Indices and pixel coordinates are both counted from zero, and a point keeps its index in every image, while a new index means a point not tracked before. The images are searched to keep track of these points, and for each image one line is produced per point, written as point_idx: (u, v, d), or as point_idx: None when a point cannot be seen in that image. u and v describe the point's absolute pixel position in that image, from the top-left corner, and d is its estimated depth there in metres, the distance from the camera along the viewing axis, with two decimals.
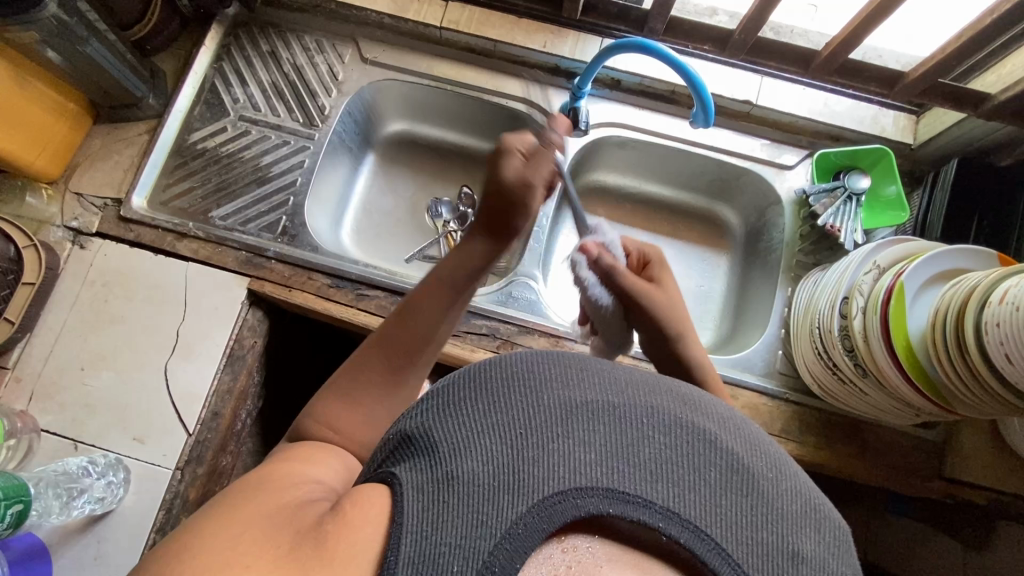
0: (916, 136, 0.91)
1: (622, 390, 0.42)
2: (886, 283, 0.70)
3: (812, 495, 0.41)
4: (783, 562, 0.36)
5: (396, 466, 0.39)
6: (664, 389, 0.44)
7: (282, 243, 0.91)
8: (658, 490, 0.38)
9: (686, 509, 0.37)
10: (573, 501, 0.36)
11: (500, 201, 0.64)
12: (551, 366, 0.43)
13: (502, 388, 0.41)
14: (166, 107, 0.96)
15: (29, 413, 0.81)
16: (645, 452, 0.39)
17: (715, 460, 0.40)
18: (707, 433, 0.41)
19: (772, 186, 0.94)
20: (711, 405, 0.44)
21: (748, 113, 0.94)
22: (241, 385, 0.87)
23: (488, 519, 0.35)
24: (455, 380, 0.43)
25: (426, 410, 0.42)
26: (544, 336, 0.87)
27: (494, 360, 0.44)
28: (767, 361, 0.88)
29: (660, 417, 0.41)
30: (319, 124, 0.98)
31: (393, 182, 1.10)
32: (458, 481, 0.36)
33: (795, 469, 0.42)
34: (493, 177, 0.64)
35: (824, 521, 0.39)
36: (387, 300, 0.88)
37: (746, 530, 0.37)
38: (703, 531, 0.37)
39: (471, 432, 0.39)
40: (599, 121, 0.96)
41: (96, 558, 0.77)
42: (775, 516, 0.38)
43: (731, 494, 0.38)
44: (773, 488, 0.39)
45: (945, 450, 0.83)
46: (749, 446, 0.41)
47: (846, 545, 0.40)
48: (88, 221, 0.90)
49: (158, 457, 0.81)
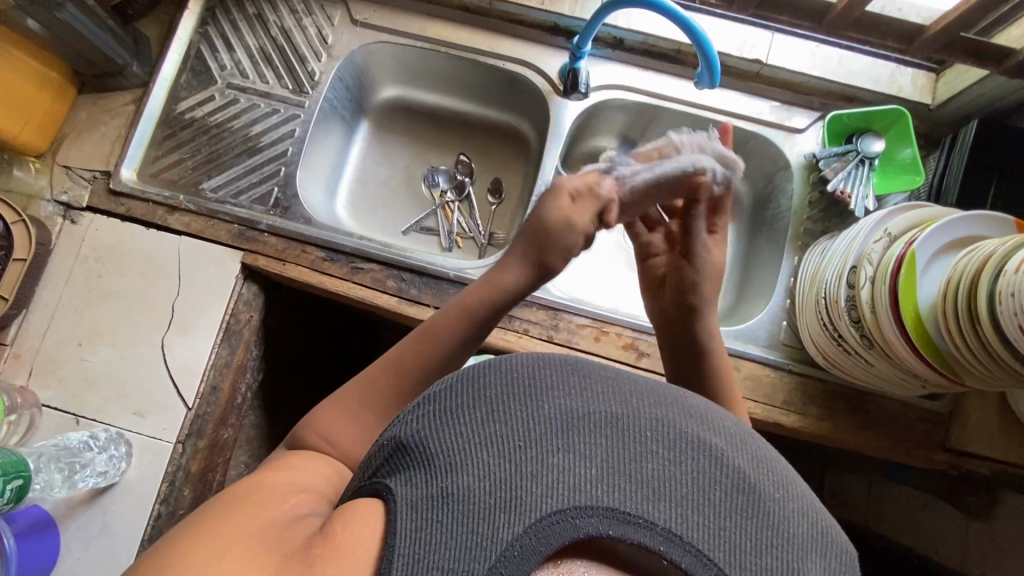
0: (935, 96, 0.86)
1: (626, 401, 0.41)
2: (897, 252, 0.67)
3: (820, 518, 0.40)
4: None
5: (392, 479, 0.39)
6: (669, 399, 0.42)
7: (274, 216, 0.89)
8: (661, 510, 0.37)
9: (687, 531, 0.36)
10: (572, 522, 0.35)
11: (540, 239, 0.67)
12: (553, 376, 0.42)
13: (502, 395, 0.41)
14: (152, 75, 0.92)
15: (29, 388, 0.81)
16: (647, 469, 0.38)
17: (720, 478, 0.38)
18: (714, 448, 0.40)
19: (781, 150, 0.90)
20: (717, 418, 0.43)
21: (757, 73, 0.89)
22: (239, 359, 0.87)
23: (484, 540, 0.34)
24: (454, 384, 0.43)
25: (423, 417, 0.41)
26: (543, 309, 0.85)
27: (494, 364, 0.43)
28: (771, 333, 0.86)
29: (665, 431, 0.40)
30: (310, 91, 0.94)
31: (388, 152, 1.07)
32: (455, 498, 0.36)
33: (803, 490, 0.41)
34: (541, 222, 0.67)
35: (831, 546, 0.38)
36: (382, 273, 0.86)
37: (749, 555, 0.36)
38: (704, 554, 0.36)
39: (469, 443, 0.38)
40: (600, 84, 0.91)
41: (102, 529, 0.78)
42: (779, 540, 0.37)
43: (735, 515, 0.37)
44: (779, 509, 0.38)
45: (951, 420, 0.81)
46: (755, 463, 0.40)
47: (851, 569, 0.38)
48: (78, 195, 0.88)
49: (158, 431, 0.81)
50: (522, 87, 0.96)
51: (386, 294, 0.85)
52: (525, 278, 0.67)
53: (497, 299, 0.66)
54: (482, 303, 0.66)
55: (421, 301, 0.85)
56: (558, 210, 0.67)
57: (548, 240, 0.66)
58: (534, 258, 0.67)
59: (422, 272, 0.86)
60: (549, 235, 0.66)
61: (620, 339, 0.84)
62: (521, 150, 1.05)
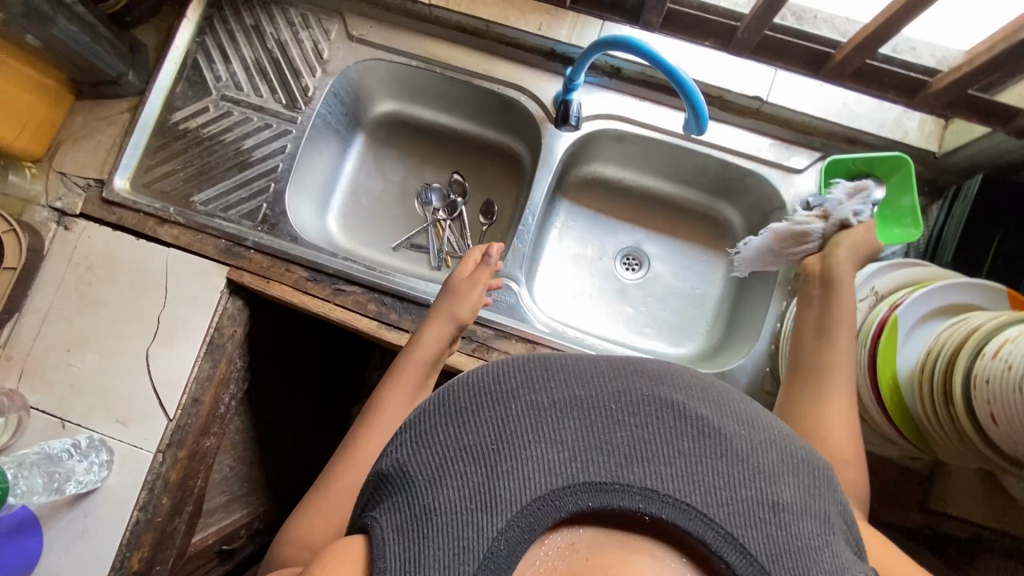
0: (942, 144, 0.82)
1: (587, 379, 0.39)
2: (882, 314, 0.66)
3: (787, 441, 0.38)
4: (765, 514, 0.34)
5: (376, 509, 0.37)
6: (630, 368, 0.40)
7: (262, 232, 0.89)
8: (636, 472, 0.35)
9: (665, 485, 0.35)
10: (552, 505, 0.34)
11: (446, 295, 0.80)
12: (515, 371, 0.40)
13: (469, 402, 0.39)
14: (148, 84, 0.93)
15: (19, 390, 0.84)
16: (616, 437, 0.36)
17: (686, 429, 0.37)
18: (675, 404, 0.38)
19: (777, 190, 0.87)
20: (677, 374, 0.41)
21: (758, 110, 0.87)
22: (221, 372, 0.88)
23: (470, 542, 0.33)
24: (426, 408, 0.41)
25: (402, 443, 0.40)
26: (521, 341, 0.85)
27: (460, 378, 0.42)
28: (754, 379, 0.84)
29: (627, 399, 0.38)
30: (303, 107, 0.94)
31: (383, 166, 1.06)
32: (435, 512, 0.34)
33: (768, 421, 0.39)
34: (453, 286, 0.80)
35: (803, 464, 0.37)
36: (364, 296, 0.86)
37: (724, 490, 0.35)
38: (684, 503, 0.34)
39: (444, 457, 0.36)
40: (592, 114, 0.89)
41: (82, 531, 0.81)
42: (751, 471, 0.36)
43: (706, 458, 0.36)
44: (747, 444, 0.37)
45: (931, 480, 0.80)
46: (718, 408, 0.39)
47: (826, 482, 0.38)
48: (71, 201, 0.89)
49: (140, 440, 0.83)
50: (516, 111, 0.95)
51: (367, 318, 0.86)
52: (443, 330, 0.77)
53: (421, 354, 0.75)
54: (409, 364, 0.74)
55: (401, 327, 0.85)
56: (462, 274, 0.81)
57: (454, 295, 0.79)
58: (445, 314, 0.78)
59: (404, 298, 0.86)
60: (455, 290, 0.80)
61: None
62: (515, 169, 1.03)
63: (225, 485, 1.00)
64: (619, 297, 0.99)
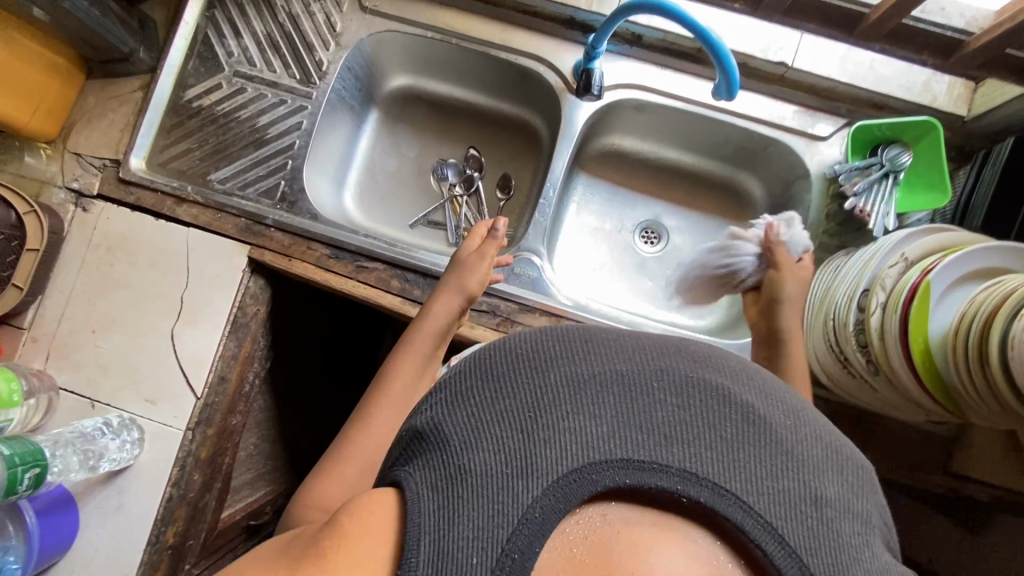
0: (971, 108, 0.81)
1: (629, 353, 0.37)
2: (914, 279, 0.65)
3: (833, 440, 0.35)
4: (806, 508, 0.32)
5: (409, 465, 0.36)
6: (673, 347, 0.38)
7: (281, 210, 0.89)
8: (676, 453, 0.33)
9: (705, 468, 0.32)
10: (588, 478, 0.32)
11: (455, 269, 0.79)
12: (556, 339, 0.38)
13: (503, 367, 0.37)
14: (159, 61, 0.91)
15: (47, 372, 0.84)
16: (656, 416, 0.34)
17: (733, 414, 0.34)
18: (720, 388, 0.35)
19: (802, 159, 0.86)
20: (723, 358, 0.39)
21: (783, 76, 0.85)
22: (246, 350, 0.88)
23: (505, 508, 0.31)
24: (460, 368, 0.39)
25: (436, 402, 0.38)
26: (544, 315, 0.85)
27: (496, 342, 0.39)
28: None
29: (670, 377, 0.35)
30: (317, 81, 0.92)
31: (397, 142, 1.05)
32: (468, 475, 0.32)
33: (813, 415, 0.37)
34: (460, 259, 0.80)
35: (848, 461, 0.35)
36: (386, 273, 0.86)
37: (766, 480, 0.32)
38: (724, 489, 0.32)
39: (480, 420, 0.35)
40: (613, 83, 0.88)
41: (118, 506, 0.83)
42: (795, 463, 0.33)
43: (751, 446, 0.33)
44: (792, 436, 0.34)
45: (954, 446, 0.81)
46: (764, 397, 0.36)
47: (869, 484, 0.35)
48: (88, 182, 0.89)
49: (169, 418, 0.84)
50: (534, 82, 0.93)
51: (390, 294, 0.86)
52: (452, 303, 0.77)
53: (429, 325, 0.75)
54: (418, 335, 0.74)
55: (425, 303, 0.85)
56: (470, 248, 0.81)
57: (462, 269, 0.79)
58: (454, 288, 0.78)
59: (426, 274, 0.86)
60: (464, 264, 0.79)
61: None
62: (532, 142, 1.02)
63: (251, 462, 1.01)
64: (639, 270, 0.99)
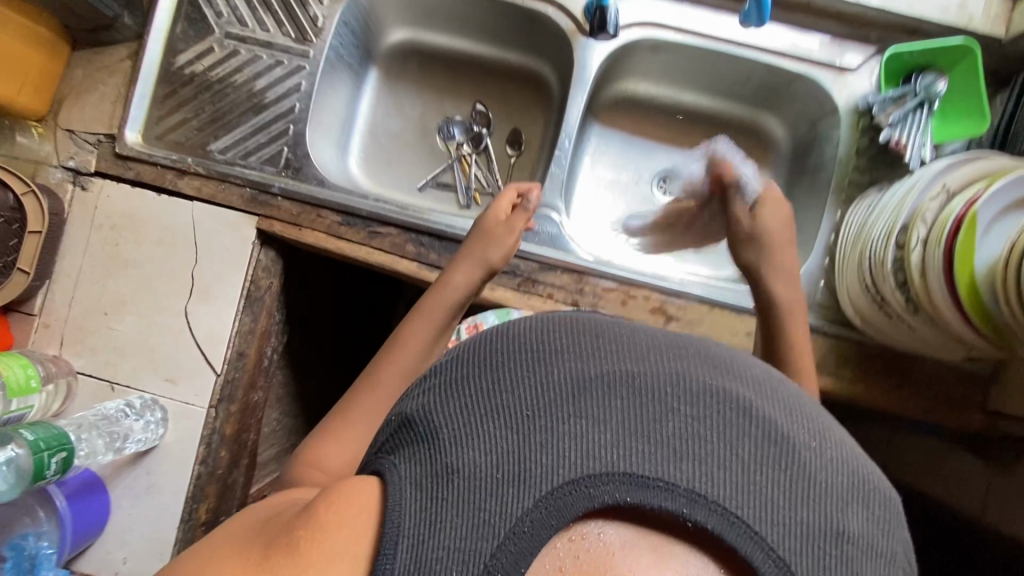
0: (1009, 28, 0.77)
1: (642, 358, 0.37)
2: (959, 210, 0.62)
3: (858, 464, 0.35)
4: (825, 544, 0.31)
5: (396, 454, 0.36)
6: (691, 354, 0.38)
7: (287, 177, 0.85)
8: (685, 470, 0.32)
9: (715, 489, 0.32)
10: (586, 491, 0.31)
11: (480, 235, 0.76)
12: (563, 337, 0.38)
13: (508, 361, 0.37)
14: (146, 27, 0.86)
15: (62, 357, 0.83)
16: (667, 429, 0.33)
17: (749, 430, 0.33)
18: (740, 401, 0.35)
19: (830, 93, 0.82)
20: (744, 367, 0.38)
21: (809, 3, 0.80)
22: (263, 325, 0.86)
23: (493, 516, 0.31)
24: (457, 354, 0.39)
25: (428, 390, 0.38)
26: (567, 273, 0.82)
27: (499, 331, 0.39)
28: (807, 292, 0.82)
29: (686, 386, 0.35)
30: (313, 39, 0.87)
31: (400, 101, 1.01)
32: (458, 474, 0.32)
33: (839, 436, 0.36)
34: (485, 227, 0.76)
35: (874, 494, 0.34)
36: (400, 237, 0.83)
37: (782, 509, 0.31)
38: (733, 514, 0.31)
39: (473, 416, 0.35)
40: (627, 23, 0.83)
41: (147, 487, 0.82)
42: (816, 491, 0.32)
43: (768, 468, 0.32)
44: (816, 459, 0.33)
45: (991, 382, 0.79)
46: (787, 413, 0.35)
47: (896, 517, 0.34)
48: (85, 159, 0.85)
49: (191, 396, 0.83)
50: (542, 28, 0.88)
51: (406, 260, 0.83)
52: (473, 276, 0.74)
53: (448, 296, 0.73)
54: (435, 305, 0.72)
55: (442, 266, 0.83)
56: (499, 215, 0.77)
57: (488, 236, 0.76)
58: (479, 259, 0.74)
59: (441, 237, 0.83)
60: (491, 233, 0.76)
61: (649, 302, 0.81)
62: (541, 94, 0.97)
63: (274, 437, 1.01)
64: None
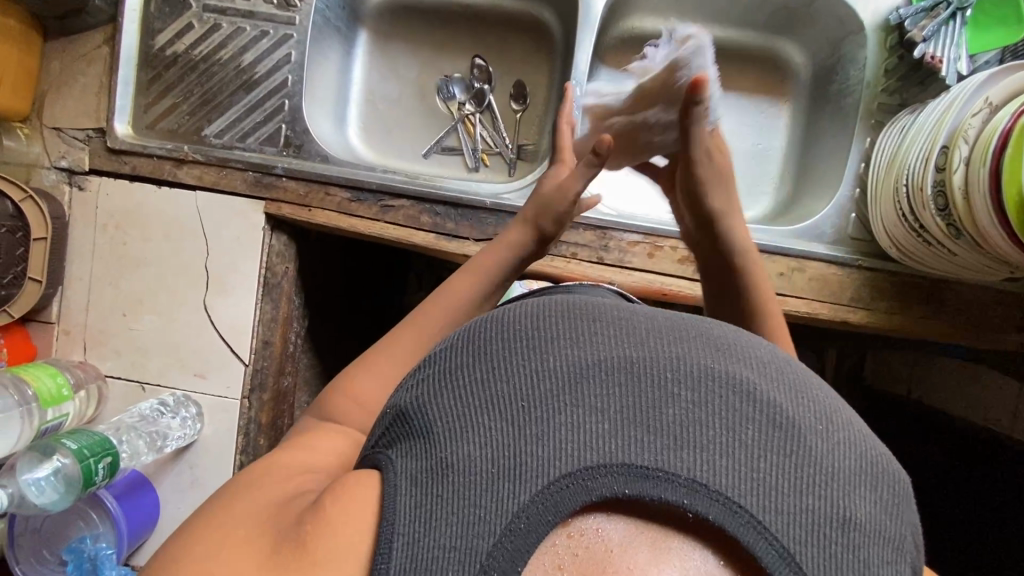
0: None
1: (641, 341, 0.35)
2: (1005, 122, 0.58)
3: (867, 446, 0.33)
4: (830, 530, 0.30)
5: (391, 449, 0.34)
6: (693, 333, 0.35)
7: (289, 157, 0.82)
8: (685, 459, 0.31)
9: (717, 478, 0.30)
10: (583, 484, 0.30)
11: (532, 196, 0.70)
12: (560, 322, 0.36)
13: (503, 349, 0.35)
14: (118, 8, 0.81)
15: (88, 362, 0.82)
16: (667, 415, 0.32)
17: (752, 414, 0.32)
18: (744, 383, 0.33)
19: (853, 10, 0.77)
20: (749, 346, 0.36)
21: None
22: (285, 312, 0.84)
23: (487, 513, 0.29)
24: (452, 344, 0.37)
25: (423, 380, 0.36)
26: (590, 230, 0.79)
27: (494, 317, 0.37)
28: (839, 225, 0.79)
29: (686, 368, 0.33)
30: (297, 3, 0.81)
31: (394, 63, 0.95)
32: (452, 470, 0.31)
33: (847, 416, 0.34)
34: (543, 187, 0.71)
35: (882, 477, 0.32)
36: (414, 209, 0.80)
37: (786, 496, 0.30)
38: (736, 502, 0.29)
39: (468, 408, 0.33)
40: None
41: (191, 482, 0.82)
42: (823, 476, 0.31)
43: (772, 454, 0.31)
44: (822, 443, 0.32)
45: None
46: (793, 395, 0.34)
47: (904, 499, 0.33)
48: (78, 158, 0.82)
49: (223, 389, 0.82)
50: None
51: (423, 231, 0.80)
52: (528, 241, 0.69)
53: (500, 259, 0.67)
54: (488, 267, 0.66)
55: (460, 234, 0.80)
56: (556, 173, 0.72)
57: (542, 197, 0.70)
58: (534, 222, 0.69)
59: (456, 204, 0.80)
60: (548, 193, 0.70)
61: (676, 251, 0.78)
62: (543, 41, 0.92)
63: None
64: None
